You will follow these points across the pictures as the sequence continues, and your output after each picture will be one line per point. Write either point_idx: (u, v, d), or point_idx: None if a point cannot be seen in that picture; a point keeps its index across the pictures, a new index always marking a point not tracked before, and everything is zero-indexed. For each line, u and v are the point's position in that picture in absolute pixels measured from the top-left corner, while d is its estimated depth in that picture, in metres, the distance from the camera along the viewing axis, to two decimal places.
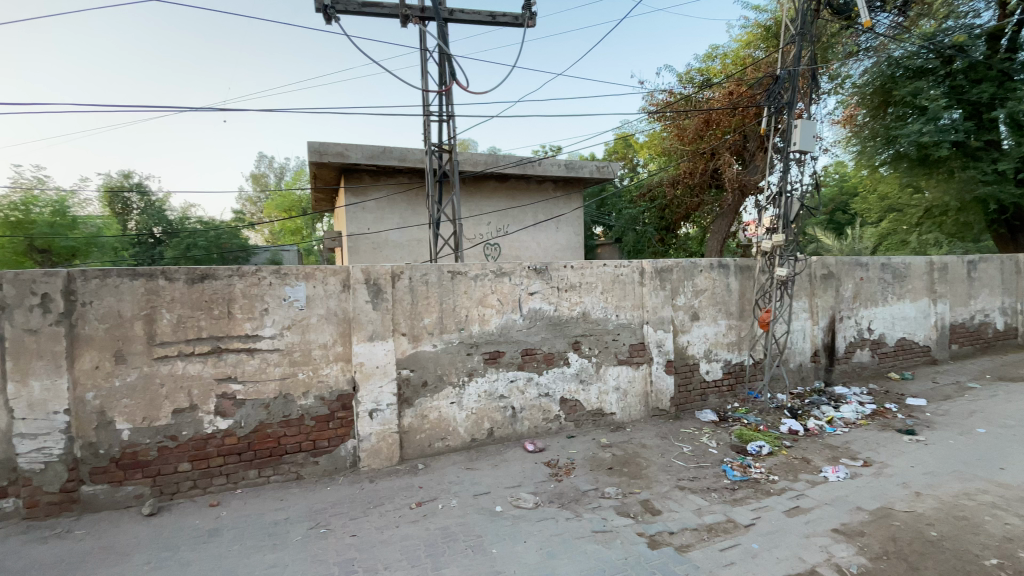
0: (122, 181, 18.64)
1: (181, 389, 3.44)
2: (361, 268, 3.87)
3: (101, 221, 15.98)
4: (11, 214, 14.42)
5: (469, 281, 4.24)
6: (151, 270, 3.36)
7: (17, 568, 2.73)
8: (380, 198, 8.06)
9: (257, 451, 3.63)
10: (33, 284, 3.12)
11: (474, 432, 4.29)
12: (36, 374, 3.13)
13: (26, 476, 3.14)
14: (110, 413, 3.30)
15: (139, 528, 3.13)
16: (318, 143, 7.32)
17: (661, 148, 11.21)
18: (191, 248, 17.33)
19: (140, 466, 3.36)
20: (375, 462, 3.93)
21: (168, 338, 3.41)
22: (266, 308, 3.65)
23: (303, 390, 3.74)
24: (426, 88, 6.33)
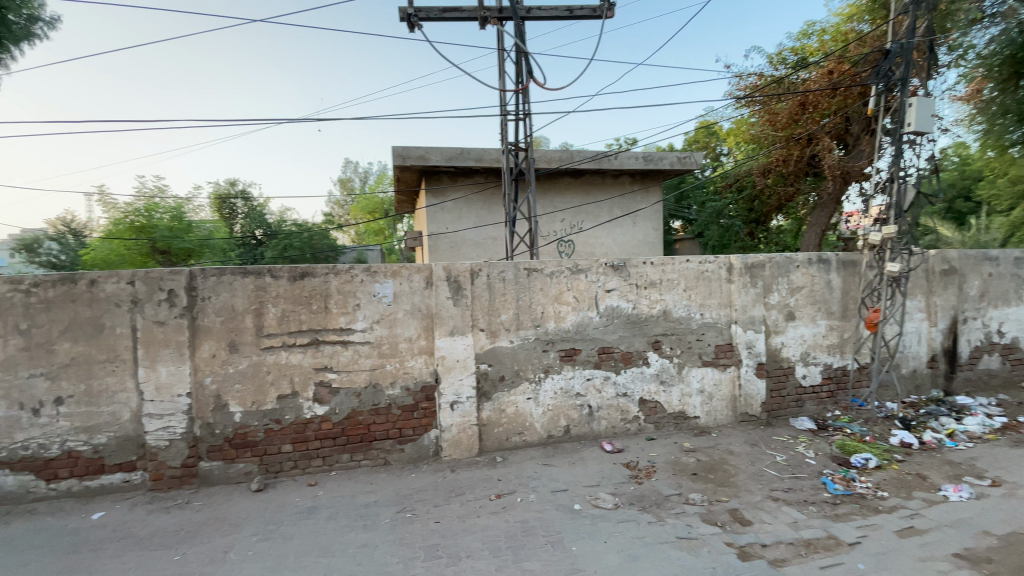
0: (229, 188, 20.71)
1: (284, 376, 3.75)
2: (443, 265, 4.00)
3: (212, 225, 18.10)
4: (136, 219, 16.40)
5: (545, 278, 4.23)
6: (258, 269, 3.69)
7: (151, 532, 3.13)
8: (457, 199, 8.29)
9: (350, 437, 3.88)
10: (161, 281, 3.55)
11: (551, 429, 4.28)
12: (164, 360, 3.56)
13: (153, 451, 3.57)
14: (225, 397, 3.67)
15: (249, 502, 3.46)
16: (401, 147, 7.68)
17: (749, 136, 10.53)
18: (288, 248, 19.00)
19: (249, 445, 3.72)
20: (455, 453, 4.05)
21: (274, 331, 3.74)
22: (357, 304, 3.88)
23: (391, 380, 3.94)
24: (503, 87, 6.41)
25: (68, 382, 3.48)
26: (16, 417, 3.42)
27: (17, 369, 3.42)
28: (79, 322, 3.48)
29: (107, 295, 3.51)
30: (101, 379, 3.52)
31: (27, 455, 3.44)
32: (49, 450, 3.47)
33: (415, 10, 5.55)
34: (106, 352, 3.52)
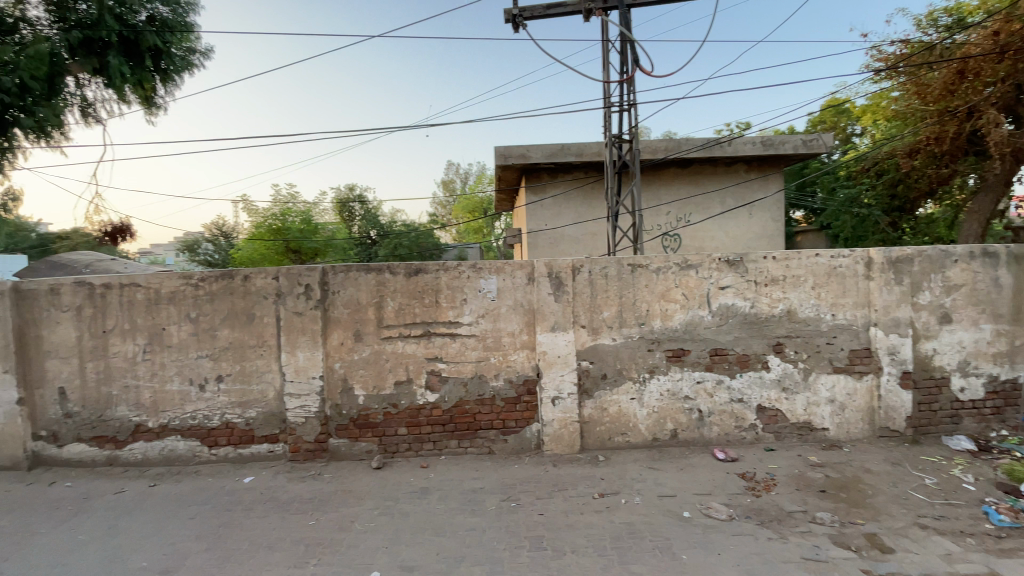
0: (348, 194, 22.75)
1: (400, 364, 4.03)
2: (544, 261, 4.02)
3: (334, 226, 20.20)
4: (274, 222, 18.54)
5: (651, 274, 4.07)
6: (379, 266, 4.00)
7: (290, 498, 3.54)
8: (558, 195, 8.29)
9: (457, 424, 4.06)
10: (299, 276, 3.99)
11: (656, 432, 4.13)
12: (301, 347, 4.00)
13: (292, 426, 4.03)
14: (350, 381, 4.04)
15: (369, 478, 3.78)
16: (503, 147, 7.87)
17: (892, 113, 9.38)
18: (398, 247, 20.47)
19: (370, 426, 4.05)
20: (557, 448, 4.07)
21: (391, 322, 4.03)
22: (464, 298, 4.05)
23: (495, 373, 4.06)
24: (607, 79, 6.29)
25: (225, 363, 4.05)
26: (188, 390, 4.06)
27: (188, 350, 4.05)
28: (234, 311, 4.04)
29: (257, 288, 4.02)
30: (251, 361, 4.05)
31: (195, 424, 4.07)
32: (211, 421, 4.07)
33: (520, 10, 5.64)
34: (256, 338, 4.04)
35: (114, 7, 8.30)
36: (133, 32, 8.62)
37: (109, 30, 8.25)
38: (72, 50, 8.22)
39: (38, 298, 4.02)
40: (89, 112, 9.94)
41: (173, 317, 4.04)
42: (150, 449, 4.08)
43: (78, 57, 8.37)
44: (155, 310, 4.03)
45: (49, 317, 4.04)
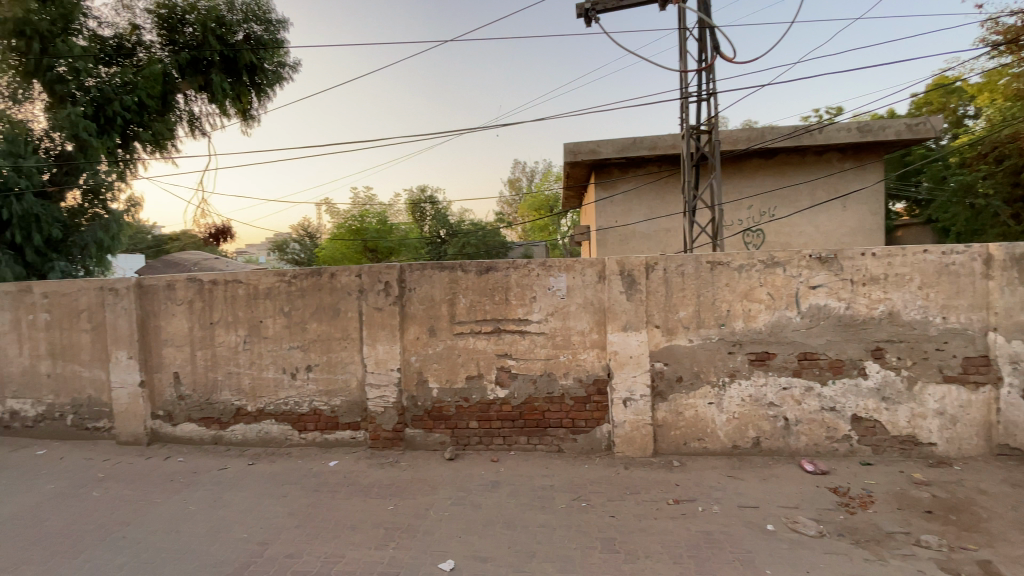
0: (420, 195, 23.62)
1: (472, 360, 4.13)
2: (616, 259, 3.92)
3: (407, 226, 21.15)
4: (354, 223, 20.15)
5: (732, 272, 3.86)
6: (452, 264, 4.11)
7: (370, 483, 3.74)
8: (629, 190, 8.09)
9: (527, 421, 4.09)
10: (379, 273, 4.20)
11: (736, 439, 3.92)
12: (380, 340, 4.21)
13: (372, 415, 4.26)
14: (425, 374, 4.20)
15: (443, 469, 3.91)
16: (573, 143, 7.81)
17: (1013, 91, 8.29)
18: (467, 246, 21.04)
19: (444, 418, 4.19)
20: (629, 450, 3.97)
21: (464, 318, 4.13)
22: (534, 296, 4.06)
23: (564, 371, 4.04)
24: (684, 68, 6.06)
25: (314, 354, 4.35)
26: (281, 378, 4.41)
27: (282, 342, 4.39)
28: (322, 306, 4.32)
29: (342, 285, 4.29)
30: (336, 353, 4.32)
31: (287, 409, 4.41)
32: (301, 407, 4.39)
33: (592, 4, 5.57)
34: (341, 331, 4.31)
35: (216, 29, 10.36)
36: (231, 50, 10.64)
37: (211, 49, 10.29)
38: (181, 70, 10.37)
39: (157, 293, 4.53)
40: (196, 126, 11.06)
41: (269, 311, 4.39)
42: (249, 431, 4.47)
43: (187, 76, 10.49)
44: (253, 304, 4.41)
45: (166, 309, 4.54)
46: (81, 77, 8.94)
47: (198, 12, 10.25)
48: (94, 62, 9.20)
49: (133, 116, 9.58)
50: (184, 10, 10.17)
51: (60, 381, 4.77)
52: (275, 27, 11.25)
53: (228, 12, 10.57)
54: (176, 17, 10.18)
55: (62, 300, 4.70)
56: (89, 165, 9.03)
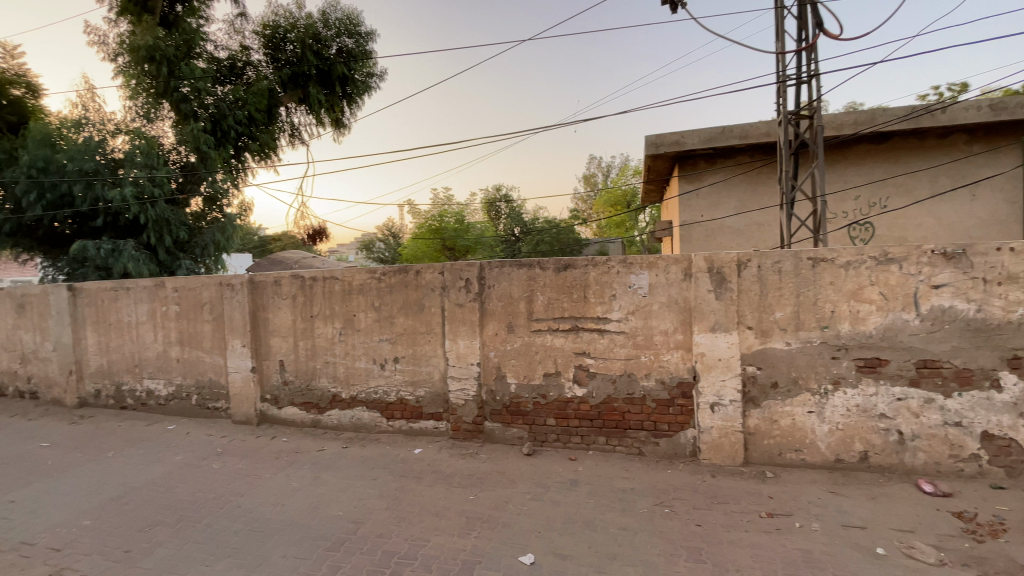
0: (495, 193, 24.11)
1: (550, 357, 4.13)
2: (704, 255, 3.73)
3: (483, 225, 22.00)
4: (434, 221, 21.51)
5: (837, 269, 3.54)
6: (531, 261, 4.13)
7: (452, 472, 3.87)
8: (716, 182, 7.67)
9: (606, 421, 4.02)
10: (460, 271, 4.32)
11: (840, 451, 3.59)
12: (461, 335, 4.34)
13: (454, 408, 4.40)
14: (504, 370, 4.26)
15: (521, 464, 3.96)
16: (655, 135, 7.56)
17: None
18: (541, 244, 21.25)
19: (522, 414, 4.23)
20: (716, 457, 3.78)
21: (542, 316, 4.14)
22: (613, 294, 3.97)
23: (646, 372, 3.92)
24: (781, 49, 5.64)
25: (401, 346, 4.58)
26: (372, 368, 4.69)
27: (372, 334, 4.67)
28: (408, 302, 4.54)
29: (426, 281, 4.47)
30: (421, 346, 4.52)
31: (376, 398, 4.69)
32: (389, 396, 4.64)
33: None
34: (425, 325, 4.50)
35: (313, 45, 11.27)
36: (326, 63, 11.49)
37: (309, 63, 11.17)
38: (284, 85, 11.33)
39: (265, 288, 5.00)
40: (296, 135, 12.04)
41: (361, 306, 4.69)
42: (343, 417, 4.81)
43: (289, 90, 11.43)
44: (348, 299, 4.73)
45: (273, 303, 4.99)
46: (201, 96, 10.01)
47: (298, 31, 11.20)
48: (212, 81, 10.25)
49: (243, 129, 10.59)
50: (286, 30, 11.17)
51: (186, 365, 5.42)
52: (364, 38, 11.97)
53: (323, 28, 11.46)
54: (279, 36, 11.17)
55: (188, 293, 5.33)
56: (209, 174, 10.15)
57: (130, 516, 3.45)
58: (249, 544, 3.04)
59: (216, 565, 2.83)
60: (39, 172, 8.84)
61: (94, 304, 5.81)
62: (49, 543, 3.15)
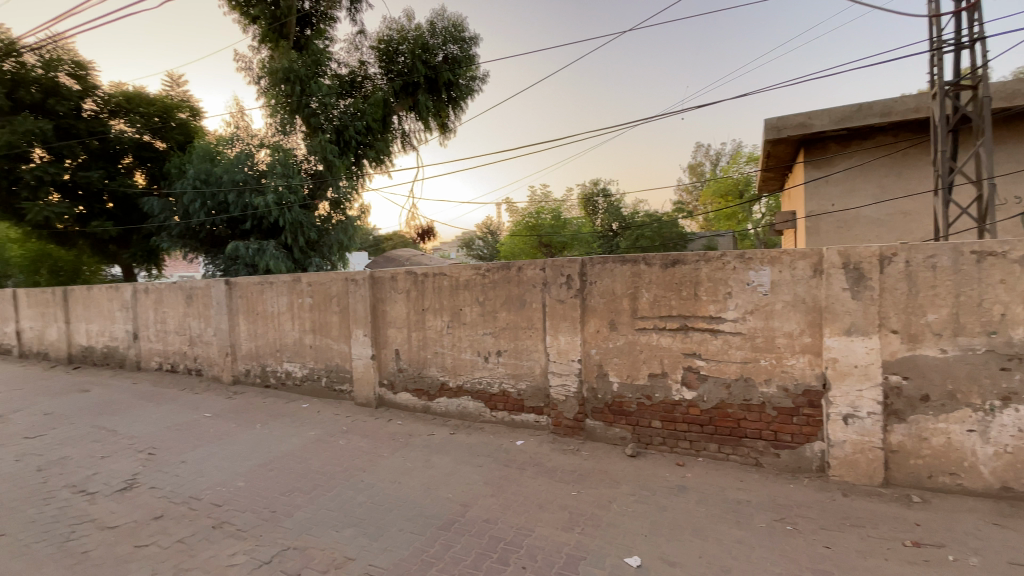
0: (593, 188, 23.47)
1: (655, 357, 3.99)
2: (837, 250, 3.35)
3: (579, 221, 22.40)
4: (530, 219, 22.39)
5: (1010, 265, 2.99)
6: (635, 257, 4.01)
7: (554, 467, 3.91)
8: (851, 167, 6.84)
9: (718, 428, 3.79)
10: (562, 267, 4.33)
11: (1010, 480, 3.04)
12: (562, 331, 4.35)
13: (555, 403, 4.44)
14: (606, 367, 4.20)
15: (624, 464, 3.88)
16: (776, 118, 6.94)
17: None
18: (641, 238, 19.85)
19: (624, 414, 4.14)
20: (848, 475, 3.39)
21: (647, 313, 4.01)
22: (728, 292, 3.72)
23: (765, 377, 3.63)
24: (937, 11, 4.88)
25: (503, 340, 4.71)
26: (476, 360, 4.88)
27: (477, 328, 4.85)
28: (511, 297, 4.65)
29: (528, 278, 4.54)
30: (523, 341, 4.61)
31: (481, 389, 4.87)
32: (492, 388, 4.80)
33: None
34: (527, 321, 4.58)
35: (422, 55, 11.93)
36: (434, 71, 12.13)
37: (419, 72, 11.87)
38: (396, 94, 12.19)
39: (384, 283, 5.43)
40: (407, 141, 12.89)
41: (467, 300, 4.90)
42: (450, 405, 5.07)
43: (401, 99, 12.29)
44: (455, 294, 4.97)
45: (390, 296, 5.40)
46: (328, 110, 11.16)
47: (408, 42, 11.94)
48: (336, 97, 11.37)
49: (363, 138, 11.61)
50: (399, 43, 11.95)
51: (317, 351, 6.07)
52: (468, 43, 12.42)
53: (431, 38, 12.08)
54: (392, 49, 12.01)
55: (319, 287, 5.96)
56: (334, 180, 11.25)
57: (275, 482, 3.95)
58: (370, 516, 3.33)
59: (343, 532, 3.15)
60: (203, 183, 10.43)
61: (245, 296, 6.72)
62: (212, 499, 3.71)
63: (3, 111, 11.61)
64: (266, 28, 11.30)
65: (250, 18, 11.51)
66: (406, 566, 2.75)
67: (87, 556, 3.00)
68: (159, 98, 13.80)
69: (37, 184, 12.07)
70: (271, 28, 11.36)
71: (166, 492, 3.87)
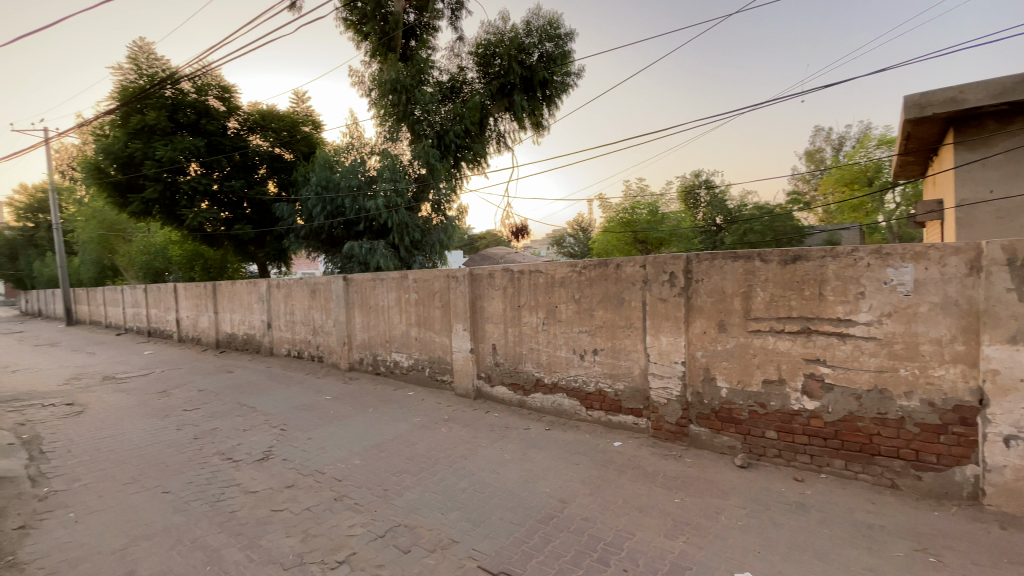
0: (694, 179, 22.49)
1: (770, 362, 3.70)
2: (1002, 243, 2.86)
3: (679, 215, 20.99)
4: (624, 215, 21.40)
5: None
6: (749, 253, 3.75)
7: (655, 471, 3.79)
8: (1016, 146, 5.81)
9: (846, 443, 3.43)
10: (665, 264, 4.17)
11: None
12: (665, 331, 4.20)
13: (656, 405, 4.29)
14: (713, 371, 3.97)
15: (731, 475, 3.65)
16: (919, 95, 6.02)
17: None
18: (748, 233, 18.88)
19: (734, 422, 3.89)
20: (1012, 507, 2.89)
21: (762, 314, 3.72)
22: (860, 292, 3.34)
23: (905, 389, 3.21)
24: None
25: (600, 339, 4.65)
26: (572, 358, 4.87)
27: (573, 325, 4.84)
28: (608, 295, 4.58)
29: (626, 275, 4.45)
30: (621, 340, 4.52)
31: (577, 387, 4.86)
32: (588, 386, 4.77)
33: None
34: (625, 319, 4.48)
35: (517, 56, 12.12)
36: (529, 71, 12.26)
37: (514, 73, 12.07)
38: (493, 96, 12.51)
39: (482, 279, 5.64)
40: (502, 142, 13.18)
41: (563, 297, 4.91)
42: (546, 400, 5.12)
43: (497, 100, 12.59)
44: (551, 291, 5.00)
45: (488, 293, 5.58)
46: (430, 116, 11.80)
47: (504, 45, 12.17)
48: (437, 103, 11.95)
49: (461, 141, 12.08)
50: (495, 45, 12.23)
51: (422, 342, 6.44)
52: (563, 40, 12.41)
53: (526, 38, 12.22)
54: (489, 52, 12.35)
55: (424, 283, 6.33)
56: (435, 183, 11.86)
57: (385, 463, 4.26)
58: (472, 502, 3.48)
59: (448, 515, 3.32)
60: (324, 189, 11.57)
61: (359, 291, 7.33)
62: (333, 474, 4.10)
63: (167, 132, 13.69)
64: (376, 43, 12.23)
65: (362, 36, 12.49)
66: (508, 555, 2.83)
67: (234, 515, 3.47)
68: (288, 114, 15.66)
69: (193, 194, 14.12)
70: (381, 43, 12.28)
71: (295, 464, 4.35)
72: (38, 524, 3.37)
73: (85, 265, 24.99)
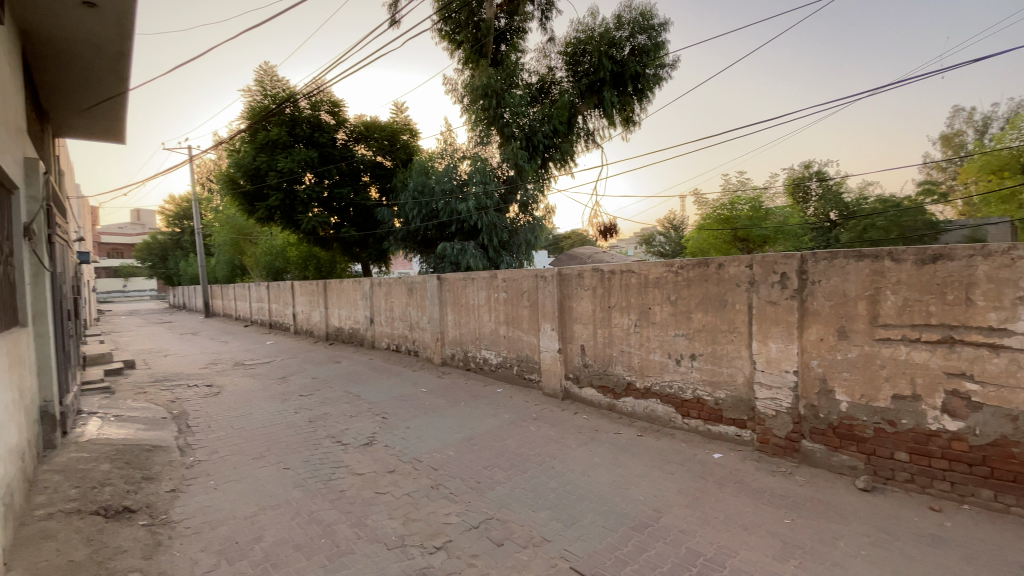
0: (803, 171, 20.62)
1: (902, 374, 3.28)
2: None
3: (786, 210, 19.25)
4: (722, 211, 20.17)
5: None
6: (876, 251, 3.35)
7: (760, 487, 3.53)
8: None
9: (997, 471, 2.95)
10: (775, 264, 3.87)
11: None
12: (774, 338, 3.90)
13: (762, 416, 4.00)
14: (831, 383, 3.62)
15: (851, 498, 3.29)
16: None
17: None
18: (869, 229, 16.87)
19: (856, 440, 3.51)
20: None
21: (892, 321, 3.32)
22: (1020, 297, 2.85)
23: None
24: None
25: (699, 343, 4.43)
26: (667, 362, 4.70)
27: (669, 328, 4.67)
28: (709, 296, 4.34)
29: (730, 276, 4.18)
30: (722, 345, 4.27)
31: (672, 393, 4.67)
32: (685, 393, 4.56)
33: None
34: (727, 323, 4.22)
35: (608, 51, 11.91)
36: (619, 66, 12.01)
37: (605, 69, 11.88)
38: (582, 94, 12.42)
39: (571, 279, 5.62)
40: (591, 140, 13.03)
41: (658, 299, 4.74)
42: (638, 405, 4.98)
43: (586, 98, 12.47)
44: (644, 292, 4.86)
45: (578, 293, 5.54)
46: (519, 118, 12.00)
47: (594, 41, 12.04)
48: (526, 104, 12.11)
49: (550, 141, 12.14)
50: (585, 43, 12.14)
51: (511, 341, 6.57)
52: (657, 31, 11.97)
53: (617, 32, 11.97)
54: (579, 50, 12.28)
55: (514, 283, 6.44)
56: (523, 183, 12.05)
57: (477, 456, 4.40)
58: (562, 502, 3.49)
59: (539, 513, 3.35)
60: (420, 194, 12.25)
61: (452, 289, 7.64)
62: (429, 463, 4.32)
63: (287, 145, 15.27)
64: (469, 50, 12.66)
65: (456, 44, 13.00)
66: (599, 559, 2.79)
67: (344, 494, 3.79)
68: (389, 124, 16.75)
69: (307, 200, 15.64)
70: (473, 50, 12.68)
71: (395, 451, 4.64)
72: (186, 488, 3.92)
73: (221, 264, 28.73)
